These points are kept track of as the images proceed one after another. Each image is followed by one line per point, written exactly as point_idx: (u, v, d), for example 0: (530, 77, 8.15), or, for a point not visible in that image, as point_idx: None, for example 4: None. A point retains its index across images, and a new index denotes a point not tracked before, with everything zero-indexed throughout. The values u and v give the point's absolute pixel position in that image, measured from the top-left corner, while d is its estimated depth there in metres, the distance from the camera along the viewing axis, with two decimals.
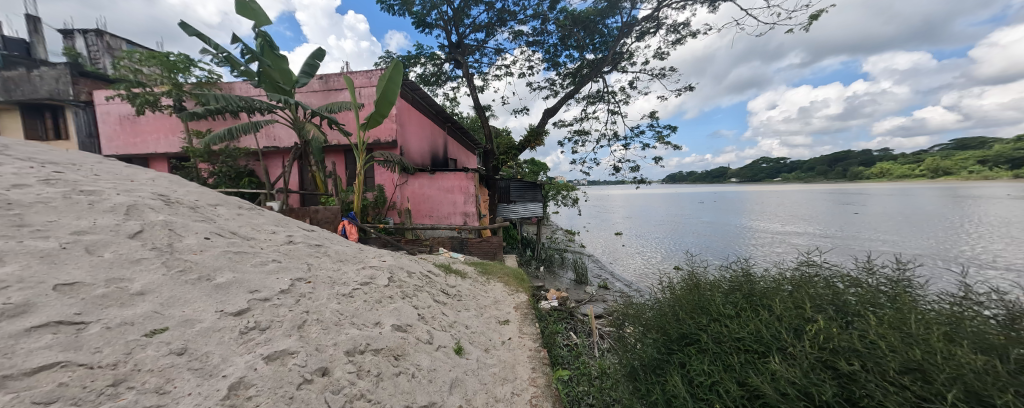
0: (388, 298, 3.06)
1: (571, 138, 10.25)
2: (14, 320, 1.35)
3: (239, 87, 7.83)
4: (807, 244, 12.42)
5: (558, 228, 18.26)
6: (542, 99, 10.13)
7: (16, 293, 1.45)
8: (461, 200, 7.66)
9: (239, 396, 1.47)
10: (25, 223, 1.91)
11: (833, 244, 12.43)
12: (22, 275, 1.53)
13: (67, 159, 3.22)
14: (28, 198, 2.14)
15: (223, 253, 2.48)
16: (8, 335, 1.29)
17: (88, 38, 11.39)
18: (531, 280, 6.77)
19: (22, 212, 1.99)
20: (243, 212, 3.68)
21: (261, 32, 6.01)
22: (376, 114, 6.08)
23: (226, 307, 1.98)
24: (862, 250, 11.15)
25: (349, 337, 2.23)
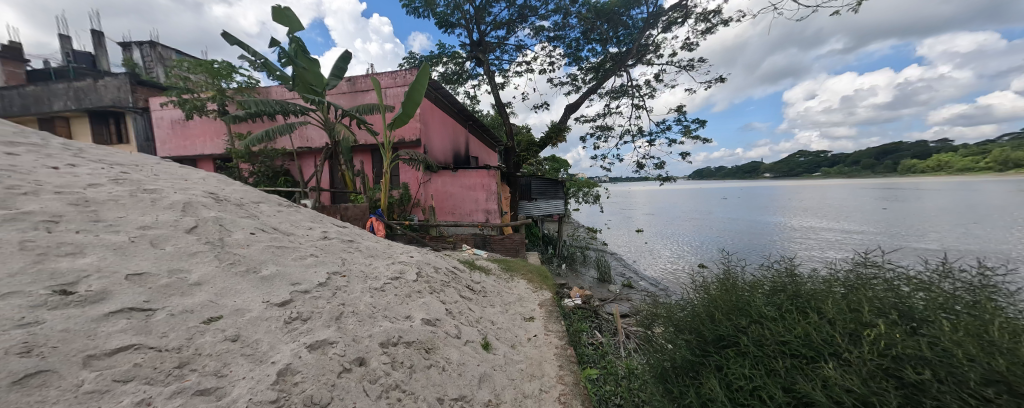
0: (417, 292, 3.14)
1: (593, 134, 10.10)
2: (96, 306, 1.49)
3: (275, 91, 8.27)
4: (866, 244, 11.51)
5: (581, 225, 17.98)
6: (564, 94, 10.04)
7: (96, 281, 1.61)
8: (483, 199, 7.74)
9: (288, 381, 1.56)
10: (101, 219, 2.12)
11: (898, 244, 11.42)
12: (100, 266, 1.71)
13: (131, 160, 3.54)
14: (102, 196, 2.37)
15: (267, 247, 2.64)
16: (91, 318, 1.43)
17: (143, 49, 12.40)
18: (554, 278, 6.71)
19: (97, 209, 2.21)
20: (282, 209, 3.90)
21: (295, 38, 6.32)
22: (403, 114, 6.22)
23: (270, 297, 2.10)
24: (936, 252, 10.20)
25: (383, 330, 2.31)
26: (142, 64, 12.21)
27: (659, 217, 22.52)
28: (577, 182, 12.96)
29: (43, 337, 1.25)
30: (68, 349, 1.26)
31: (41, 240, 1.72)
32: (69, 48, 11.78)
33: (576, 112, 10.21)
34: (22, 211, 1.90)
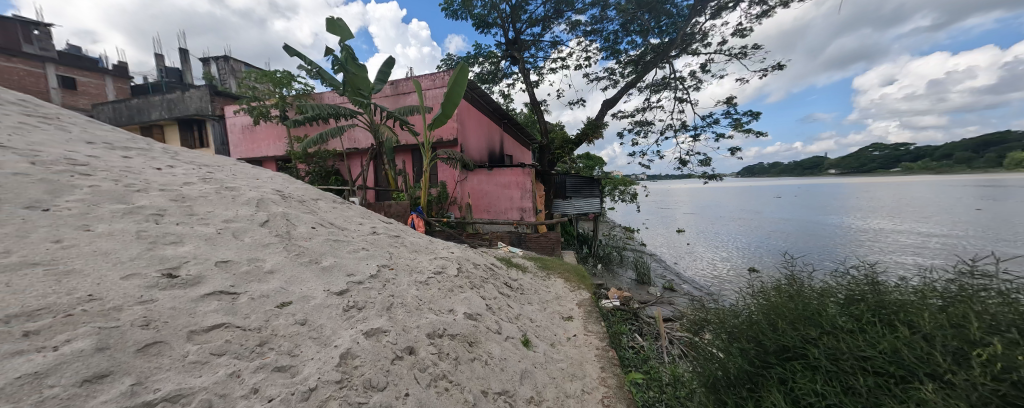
0: (458, 287, 3.24)
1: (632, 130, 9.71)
2: (194, 288, 1.73)
3: (328, 96, 8.93)
4: (966, 251, 9.92)
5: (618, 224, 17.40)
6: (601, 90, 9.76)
7: (193, 267, 1.85)
8: (518, 197, 7.74)
9: (349, 364, 1.70)
10: (194, 212, 2.43)
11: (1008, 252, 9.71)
12: (196, 254, 1.97)
13: (214, 161, 4.01)
14: (194, 193, 2.71)
15: (326, 241, 2.87)
16: (191, 299, 1.65)
17: (219, 63, 13.97)
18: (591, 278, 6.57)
19: (191, 204, 2.54)
20: (336, 205, 4.20)
21: (345, 46, 6.76)
22: (441, 114, 6.40)
23: (330, 286, 2.28)
24: None
25: (430, 321, 2.41)
26: (219, 77, 13.77)
27: (704, 217, 21.18)
28: (615, 180, 12.51)
29: (157, 313, 1.48)
30: (177, 324, 1.48)
31: (150, 231, 2.01)
32: (163, 66, 13.60)
33: (613, 107, 9.88)
34: (136, 206, 2.24)
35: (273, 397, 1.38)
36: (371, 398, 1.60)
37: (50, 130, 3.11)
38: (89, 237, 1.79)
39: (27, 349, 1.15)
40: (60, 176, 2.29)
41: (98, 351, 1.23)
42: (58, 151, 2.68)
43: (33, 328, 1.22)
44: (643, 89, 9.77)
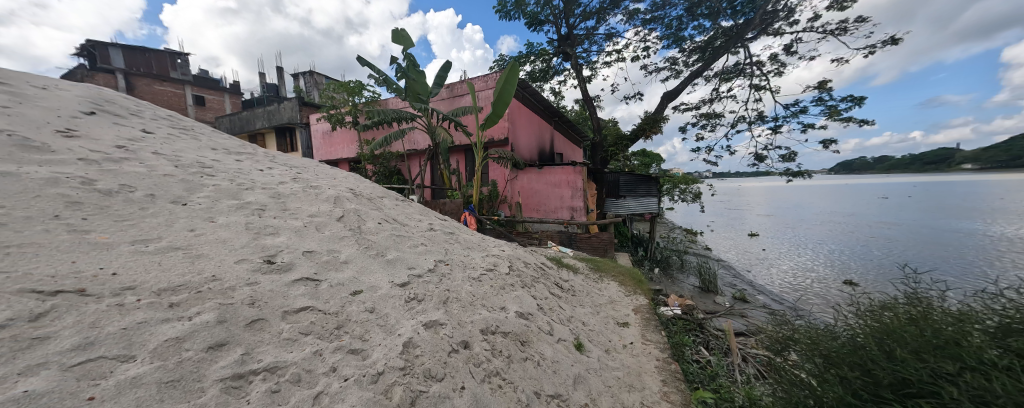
0: (509, 285, 3.27)
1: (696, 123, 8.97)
2: (286, 274, 2.01)
3: (392, 102, 9.65)
4: None
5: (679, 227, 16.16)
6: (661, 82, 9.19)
7: (286, 255, 2.16)
8: (569, 196, 7.62)
9: (411, 352, 1.83)
10: (287, 208, 2.81)
11: None
12: (288, 244, 2.29)
13: (300, 163, 4.58)
14: (286, 190, 3.13)
15: (390, 235, 3.11)
16: (285, 283, 1.93)
17: (305, 76, 15.95)
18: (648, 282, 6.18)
19: (286, 200, 2.94)
20: (399, 202, 4.52)
21: (407, 54, 7.23)
22: (493, 114, 6.53)
23: (394, 278, 2.45)
24: None
25: (483, 318, 2.48)
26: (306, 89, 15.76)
27: (784, 219, 18.74)
28: (674, 178, 11.65)
29: (259, 295, 1.77)
30: (274, 304, 1.75)
31: (256, 223, 2.39)
32: (263, 82, 15.92)
33: (675, 100, 9.21)
34: (243, 202, 2.65)
35: (348, 377, 1.55)
36: (430, 387, 1.71)
37: (184, 138, 3.82)
38: (211, 229, 2.18)
39: (172, 317, 1.46)
40: (190, 176, 2.80)
41: (218, 323, 1.51)
42: (192, 156, 3.29)
43: (176, 300, 1.55)
44: (711, 79, 8.94)
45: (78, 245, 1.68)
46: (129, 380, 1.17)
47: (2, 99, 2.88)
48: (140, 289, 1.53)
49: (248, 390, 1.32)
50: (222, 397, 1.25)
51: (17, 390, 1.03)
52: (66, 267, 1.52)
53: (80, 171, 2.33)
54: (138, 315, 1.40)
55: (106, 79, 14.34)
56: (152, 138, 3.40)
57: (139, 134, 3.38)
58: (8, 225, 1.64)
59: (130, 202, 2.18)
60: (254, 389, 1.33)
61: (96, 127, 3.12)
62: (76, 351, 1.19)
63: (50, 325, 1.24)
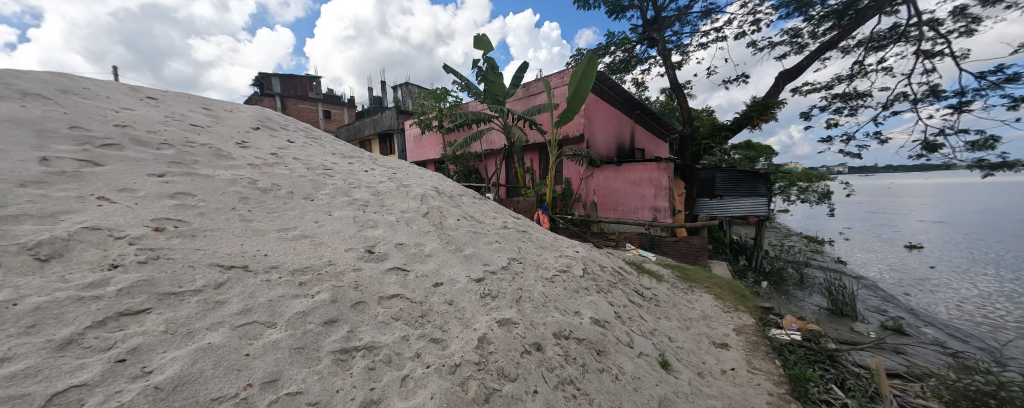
0: (585, 289, 3.11)
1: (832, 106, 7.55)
2: (381, 263, 2.46)
3: (471, 105, 10.20)
4: None
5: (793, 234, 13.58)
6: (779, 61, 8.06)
7: (382, 246, 2.65)
8: (652, 195, 6.97)
9: (485, 348, 1.91)
10: (387, 205, 3.38)
11: None
12: (384, 236, 2.81)
13: (396, 163, 5.10)
14: (387, 188, 3.78)
15: (468, 232, 3.36)
16: (381, 271, 2.36)
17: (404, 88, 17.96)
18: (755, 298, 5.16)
19: (387, 198, 3.54)
20: (476, 200, 4.65)
21: (487, 58, 7.47)
22: (569, 110, 6.33)
23: (471, 273, 2.62)
24: None
25: (557, 320, 2.40)
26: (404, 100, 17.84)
27: (958, 229, 14.27)
28: (793, 175, 10.11)
29: (361, 281, 2.19)
30: (372, 290, 2.15)
31: (361, 219, 2.96)
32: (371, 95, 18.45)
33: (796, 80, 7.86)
34: (352, 199, 3.28)
35: (429, 365, 1.71)
36: (503, 386, 1.72)
37: (314, 145, 4.58)
38: (328, 221, 2.78)
39: (301, 294, 1.93)
40: (316, 177, 3.52)
41: (331, 302, 1.92)
42: (322, 162, 4.01)
43: (304, 280, 2.05)
44: (851, 49, 7.33)
45: (243, 231, 2.35)
46: (271, 342, 1.57)
47: (206, 121, 3.89)
48: (281, 269, 2.08)
49: (351, 363, 1.62)
50: (332, 367, 1.56)
51: (207, 339, 1.49)
52: (239, 248, 2.17)
53: (249, 173, 3.13)
54: (279, 290, 1.90)
55: (271, 102, 18.26)
56: (291, 146, 4.16)
57: (282, 142, 4.16)
58: (205, 214, 2.39)
59: (277, 198, 2.89)
60: (356, 364, 1.62)
61: (258, 139, 3.98)
62: (242, 314, 1.68)
63: (228, 292, 1.79)
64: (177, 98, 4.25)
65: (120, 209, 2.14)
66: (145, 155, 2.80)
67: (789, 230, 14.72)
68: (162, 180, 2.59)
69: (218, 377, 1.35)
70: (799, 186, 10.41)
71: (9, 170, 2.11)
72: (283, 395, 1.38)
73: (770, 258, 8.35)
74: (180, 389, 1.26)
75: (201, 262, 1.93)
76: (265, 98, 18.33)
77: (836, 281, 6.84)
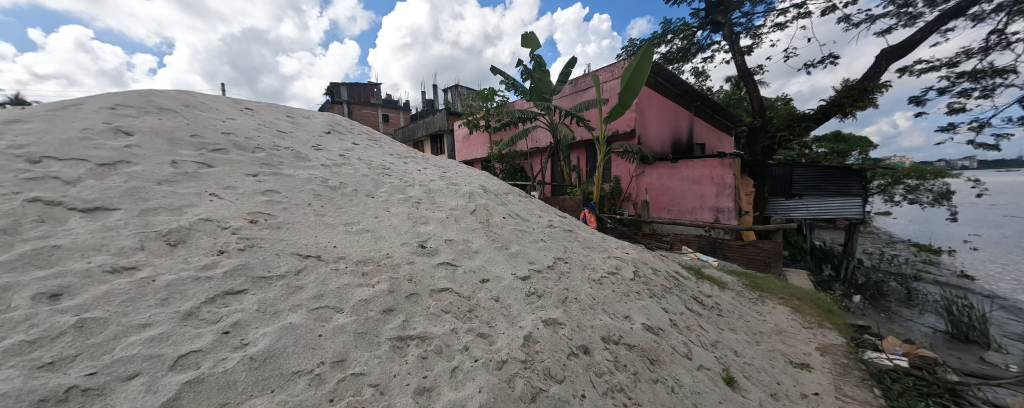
0: (636, 293, 2.95)
1: (961, 87, 6.38)
2: (432, 257, 2.57)
3: (518, 104, 10.27)
4: None
5: (893, 241, 11.56)
6: (885, 36, 6.96)
7: (433, 242, 2.77)
8: (714, 195, 6.42)
9: (531, 347, 1.91)
10: (439, 202, 3.53)
11: None
12: (435, 232, 2.93)
13: (446, 163, 5.31)
14: (439, 187, 3.94)
15: (514, 230, 3.40)
16: (432, 265, 2.47)
17: (454, 90, 18.66)
18: (843, 313, 4.48)
19: (439, 196, 3.69)
20: (522, 198, 4.67)
21: (534, 56, 7.45)
22: (620, 105, 6.06)
23: (517, 271, 2.66)
24: None
25: (605, 323, 2.32)
26: (454, 102, 18.54)
27: None
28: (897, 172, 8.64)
29: (415, 274, 2.31)
30: (425, 283, 2.25)
31: (415, 215, 3.12)
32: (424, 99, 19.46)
33: (906, 58, 6.71)
34: (406, 197, 3.47)
35: (477, 359, 1.74)
36: (550, 387, 1.69)
37: (375, 146, 4.95)
38: (386, 217, 2.97)
39: (364, 283, 2.09)
40: (376, 176, 3.79)
41: (389, 292, 2.06)
42: (381, 162, 4.32)
43: (366, 270, 2.21)
44: (986, 16, 6.02)
45: (317, 224, 2.60)
46: (339, 326, 1.73)
47: (287, 126, 4.41)
48: (348, 260, 2.27)
49: (406, 351, 1.71)
50: (390, 352, 1.67)
51: (288, 318, 1.70)
52: (312, 239, 2.41)
53: (321, 173, 3.46)
54: (345, 279, 2.08)
55: (339, 109, 20.17)
56: (355, 148, 4.53)
57: (348, 145, 4.53)
58: (288, 209, 2.69)
59: (343, 195, 3.16)
60: (410, 352, 1.71)
61: (329, 142, 4.41)
62: (316, 298, 1.87)
63: (304, 278, 2.01)
64: (266, 107, 4.86)
65: (223, 203, 2.51)
66: (241, 157, 3.23)
67: (887, 237, 12.57)
68: (254, 178, 2.97)
69: (297, 353, 1.53)
70: (906, 184, 8.83)
71: (148, 171, 2.59)
72: (349, 375, 1.50)
73: (864, 269, 7.20)
74: (268, 361, 1.45)
75: (284, 251, 2.19)
76: (334, 105, 20.36)
77: (956, 300, 5.66)
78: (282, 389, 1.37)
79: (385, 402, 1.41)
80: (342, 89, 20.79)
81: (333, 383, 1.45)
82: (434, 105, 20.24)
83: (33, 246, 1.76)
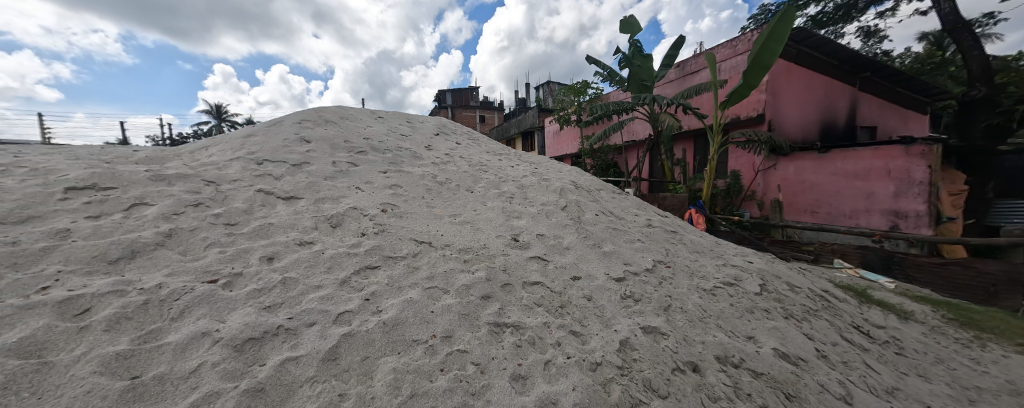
0: (764, 310, 2.46)
1: None
2: (526, 250, 2.64)
3: (614, 95, 9.71)
4: None
5: None
6: None
7: (527, 236, 2.85)
8: (890, 194, 4.86)
9: (629, 354, 1.78)
10: (533, 197, 3.61)
11: None
12: (528, 226, 3.01)
13: (538, 159, 5.40)
14: (532, 182, 4.03)
15: (607, 228, 3.27)
16: (525, 258, 2.54)
17: (548, 87, 18.78)
18: None
19: (532, 191, 3.77)
20: (616, 195, 4.43)
21: (633, 42, 6.92)
22: (743, 86, 5.08)
23: (611, 271, 2.58)
24: None
25: (719, 341, 2.02)
26: (547, 98, 18.67)
27: None
28: None
29: (509, 265, 2.42)
30: (518, 274, 2.33)
31: (510, 209, 3.27)
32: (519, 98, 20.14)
33: None
34: (501, 192, 3.64)
35: (570, 356, 1.72)
36: (651, 400, 1.53)
37: (474, 145, 5.35)
38: (484, 210, 3.19)
39: (466, 269, 2.28)
40: (475, 172, 4.09)
41: (487, 280, 2.19)
42: (481, 159, 4.65)
43: (467, 258, 2.42)
44: None
45: (428, 214, 2.97)
46: (446, 306, 1.92)
47: (407, 130, 5.14)
48: (452, 247, 2.51)
49: (503, 336, 1.79)
50: (488, 336, 1.77)
51: (409, 294, 1.97)
52: (425, 227, 2.75)
53: (432, 170, 3.91)
54: (451, 264, 2.30)
55: (445, 113, 22.40)
56: (458, 147, 4.97)
57: (452, 144, 5.01)
58: (407, 201, 3.12)
59: (449, 190, 3.51)
60: (506, 338, 1.79)
61: (437, 142, 4.96)
62: (429, 279, 2.13)
63: (420, 260, 2.31)
64: (391, 115, 5.75)
65: (364, 194, 3.07)
66: (376, 157, 3.89)
67: None
68: (384, 175, 3.54)
69: (416, 324, 1.76)
70: None
71: (319, 170, 3.35)
72: (455, 351, 1.65)
73: None
74: (395, 327, 1.71)
75: (405, 236, 2.55)
76: (441, 110, 22.83)
77: None
78: (405, 352, 1.60)
79: (485, 381, 1.50)
80: (448, 95, 23.18)
81: (443, 355, 1.62)
82: (527, 104, 20.81)
83: (260, 222, 2.48)
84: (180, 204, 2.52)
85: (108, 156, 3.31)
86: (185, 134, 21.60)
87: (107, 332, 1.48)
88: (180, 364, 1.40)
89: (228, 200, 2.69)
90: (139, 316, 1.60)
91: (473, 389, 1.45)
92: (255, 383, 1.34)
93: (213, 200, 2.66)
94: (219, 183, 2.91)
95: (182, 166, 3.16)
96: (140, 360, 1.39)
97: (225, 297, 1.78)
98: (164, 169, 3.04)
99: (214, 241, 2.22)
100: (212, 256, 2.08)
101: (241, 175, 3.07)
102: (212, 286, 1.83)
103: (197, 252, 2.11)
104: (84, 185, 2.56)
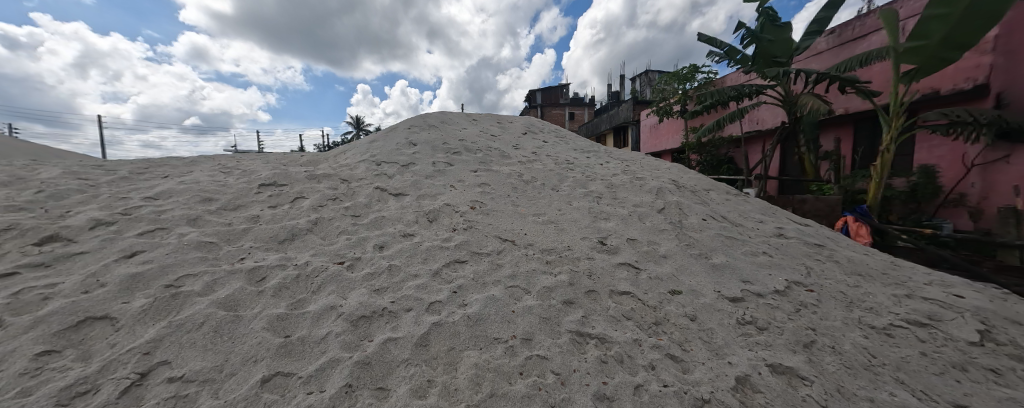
0: (988, 371, 1.66)
1: None
2: (614, 256, 2.41)
3: (732, 78, 8.24)
4: None
5: None
6: None
7: (615, 239, 2.60)
8: None
9: (749, 395, 1.42)
10: (623, 197, 3.30)
11: None
12: (618, 229, 2.74)
13: (632, 155, 4.94)
14: (623, 181, 3.69)
15: (718, 236, 2.75)
16: (613, 264, 2.31)
17: (647, 77, 17.18)
18: None
19: (623, 191, 3.45)
20: (731, 197, 3.70)
21: (764, 10, 5.69)
22: (948, 49, 3.59)
23: (723, 289, 2.13)
24: None
25: (900, 402, 1.43)
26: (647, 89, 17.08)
27: None
28: None
29: (594, 270, 2.23)
30: (605, 281, 2.13)
31: (597, 209, 3.06)
32: None
33: None
34: (587, 191, 3.44)
35: (667, 384, 1.46)
36: None
37: (562, 142, 5.23)
38: (569, 210, 3.04)
39: (547, 270, 2.20)
40: (561, 170, 3.97)
41: (570, 284, 2.07)
42: (568, 157, 4.49)
43: (549, 259, 2.33)
44: None
45: (513, 212, 2.99)
46: (527, 307, 1.87)
47: (497, 130, 5.35)
48: (534, 247, 2.46)
49: (586, 348, 1.65)
50: (570, 345, 1.65)
51: (492, 291, 2.00)
52: (509, 224, 2.78)
53: (518, 168, 3.94)
54: (533, 265, 2.25)
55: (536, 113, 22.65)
56: (545, 146, 4.91)
57: (539, 142, 4.98)
58: (494, 199, 3.21)
59: (534, 188, 3.48)
60: (590, 350, 1.63)
61: (525, 141, 5.01)
62: (510, 278, 2.12)
63: (503, 258, 2.33)
64: (485, 117, 6.06)
65: (457, 192, 3.28)
66: (469, 157, 4.13)
67: None
68: (475, 173, 3.72)
69: (497, 322, 1.76)
70: None
71: (421, 170, 3.72)
72: (535, 356, 1.58)
73: None
74: (478, 323, 1.74)
75: (490, 233, 2.62)
76: (533, 110, 23.12)
77: None
78: (486, 349, 1.61)
79: (565, 394, 1.39)
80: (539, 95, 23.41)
81: (523, 358, 1.57)
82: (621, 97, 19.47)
83: (376, 215, 2.89)
84: (325, 198, 3.13)
85: (285, 160, 4.37)
86: (334, 143, 27.24)
87: (274, 297, 1.92)
88: (316, 329, 1.71)
89: (355, 195, 3.21)
90: (293, 287, 2.02)
91: (553, 400, 1.35)
92: (365, 356, 1.53)
93: (345, 195, 3.22)
94: (350, 181, 3.52)
95: (328, 167, 3.93)
96: (293, 323, 1.74)
97: (348, 277, 2.12)
98: (316, 170, 3.83)
99: (344, 229, 2.68)
100: (342, 242, 2.50)
101: (366, 175, 3.64)
102: (340, 267, 2.21)
103: (332, 238, 2.57)
104: (270, 182, 3.41)
